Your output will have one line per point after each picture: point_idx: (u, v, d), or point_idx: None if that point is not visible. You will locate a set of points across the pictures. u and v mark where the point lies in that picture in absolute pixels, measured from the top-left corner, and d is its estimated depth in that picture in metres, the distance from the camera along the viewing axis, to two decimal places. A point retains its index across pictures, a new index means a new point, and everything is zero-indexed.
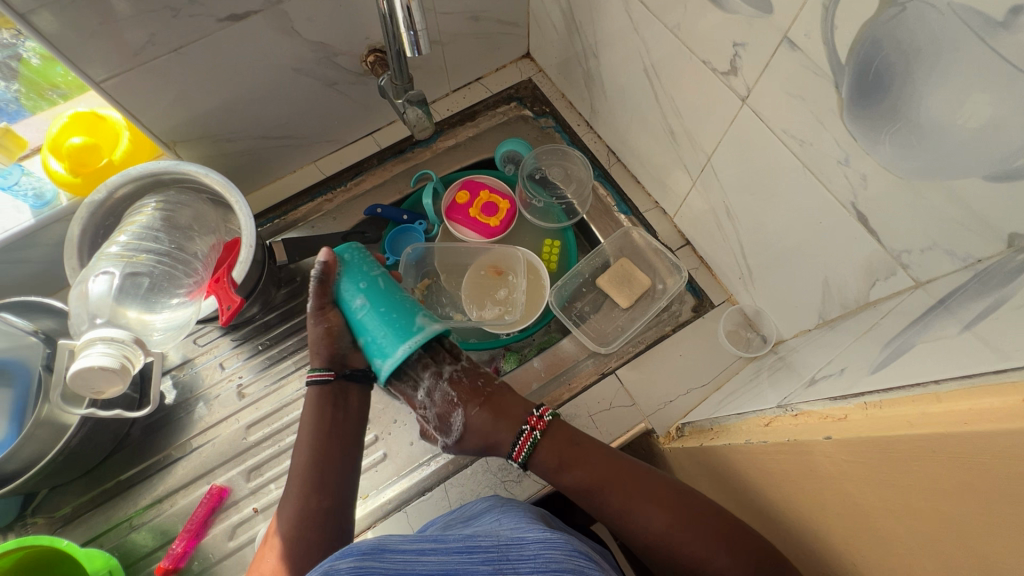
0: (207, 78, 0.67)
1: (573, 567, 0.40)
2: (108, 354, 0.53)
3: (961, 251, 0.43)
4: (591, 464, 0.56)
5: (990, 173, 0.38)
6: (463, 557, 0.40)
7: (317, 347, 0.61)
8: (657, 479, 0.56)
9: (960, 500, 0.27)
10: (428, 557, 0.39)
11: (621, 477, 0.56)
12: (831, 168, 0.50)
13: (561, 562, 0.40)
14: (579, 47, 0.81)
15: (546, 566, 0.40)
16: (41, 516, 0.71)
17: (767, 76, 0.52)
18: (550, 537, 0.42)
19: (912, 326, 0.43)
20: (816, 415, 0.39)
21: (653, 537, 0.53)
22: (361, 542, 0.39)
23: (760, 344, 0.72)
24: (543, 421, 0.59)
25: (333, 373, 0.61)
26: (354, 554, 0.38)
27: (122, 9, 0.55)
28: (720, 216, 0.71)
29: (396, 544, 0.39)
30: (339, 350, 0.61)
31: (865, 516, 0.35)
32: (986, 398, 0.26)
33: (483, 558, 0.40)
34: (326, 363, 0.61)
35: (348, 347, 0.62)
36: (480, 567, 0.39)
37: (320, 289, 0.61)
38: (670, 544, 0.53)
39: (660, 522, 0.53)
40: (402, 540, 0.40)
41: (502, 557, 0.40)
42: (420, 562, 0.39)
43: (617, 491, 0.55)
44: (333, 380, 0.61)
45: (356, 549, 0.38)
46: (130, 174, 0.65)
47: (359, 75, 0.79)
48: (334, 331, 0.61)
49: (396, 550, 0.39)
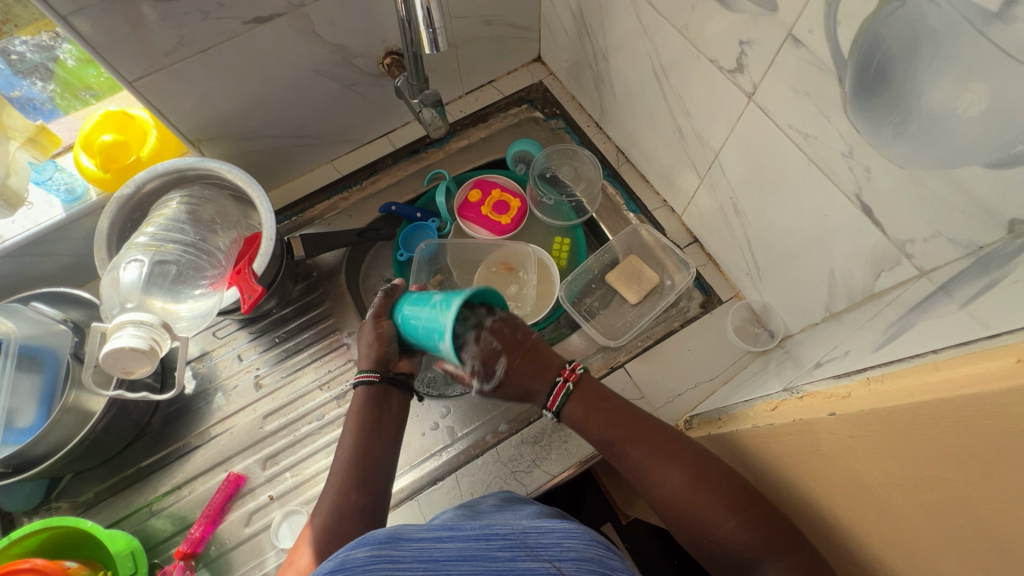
0: (232, 79, 0.70)
1: (593, 557, 0.39)
2: (137, 336, 0.55)
3: (964, 239, 0.44)
4: (622, 415, 0.57)
5: (989, 161, 0.39)
6: (481, 544, 0.38)
7: (368, 350, 0.64)
8: (686, 441, 0.55)
9: (961, 465, 0.28)
10: (446, 544, 0.38)
11: (649, 433, 0.56)
12: (836, 161, 0.52)
13: (582, 551, 0.39)
14: (589, 50, 0.84)
15: (568, 553, 0.38)
16: (65, 501, 0.74)
17: (773, 72, 0.53)
18: (569, 527, 0.41)
19: (913, 312, 0.44)
20: (820, 394, 0.40)
21: (668, 495, 0.53)
22: (377, 531, 0.37)
23: (767, 339, 0.73)
24: (575, 374, 0.59)
25: (377, 373, 0.64)
26: (370, 543, 0.36)
27: (156, 12, 0.58)
28: (727, 213, 0.73)
29: (412, 533, 0.38)
30: (387, 355, 0.64)
31: (870, 491, 0.36)
32: (981, 362, 0.27)
33: (502, 545, 0.38)
34: (373, 365, 0.64)
35: (396, 353, 0.65)
36: (499, 553, 0.38)
37: (383, 299, 0.66)
38: (688, 502, 0.52)
39: (680, 480, 0.52)
40: (419, 530, 0.39)
41: (522, 544, 0.39)
42: (437, 549, 0.37)
43: (644, 446, 0.55)
44: (377, 381, 0.63)
45: (372, 539, 0.37)
46: (157, 169, 0.68)
47: (376, 77, 0.82)
48: (384, 336, 0.64)
49: (413, 539, 0.38)
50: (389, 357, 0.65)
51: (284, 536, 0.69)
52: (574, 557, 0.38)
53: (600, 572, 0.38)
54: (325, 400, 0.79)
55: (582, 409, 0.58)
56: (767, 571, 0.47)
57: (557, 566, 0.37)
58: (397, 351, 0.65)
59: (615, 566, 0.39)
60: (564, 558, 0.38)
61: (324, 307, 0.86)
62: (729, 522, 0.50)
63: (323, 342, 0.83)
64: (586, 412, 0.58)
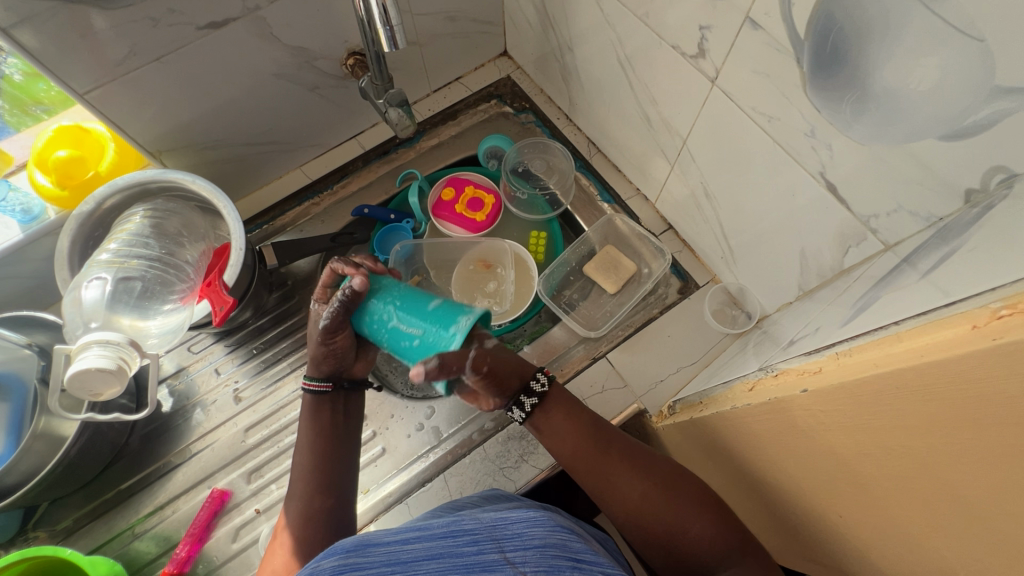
0: (189, 87, 0.68)
1: (556, 542, 0.39)
2: (104, 355, 0.54)
3: (924, 211, 0.45)
4: (590, 429, 0.58)
5: (943, 134, 0.40)
6: (448, 541, 0.38)
7: (319, 361, 0.60)
8: (648, 451, 0.58)
9: (928, 434, 0.29)
10: (413, 545, 0.37)
11: (615, 445, 0.58)
12: (800, 141, 0.52)
13: (545, 538, 0.39)
14: (555, 42, 0.83)
15: (532, 542, 0.38)
16: (43, 530, 0.71)
17: (733, 55, 0.54)
18: (534, 515, 0.40)
19: (878, 285, 0.45)
20: (793, 371, 0.41)
21: (638, 506, 0.55)
22: (344, 540, 0.37)
23: (745, 321, 0.74)
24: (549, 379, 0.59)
25: (330, 383, 0.62)
26: (337, 552, 0.36)
27: (103, 21, 0.57)
28: (699, 198, 0.73)
29: (379, 537, 0.38)
30: (342, 367, 0.61)
31: (844, 464, 0.37)
32: (942, 331, 0.28)
33: (468, 540, 0.38)
34: (323, 375, 0.61)
35: (350, 362, 0.61)
36: (465, 549, 0.37)
37: (339, 314, 0.55)
38: (656, 510, 0.54)
39: (649, 489, 0.55)
40: (385, 533, 0.38)
41: (489, 536, 0.38)
42: (404, 551, 0.37)
43: (613, 459, 0.56)
44: (329, 391, 0.62)
45: (340, 548, 0.36)
46: (118, 184, 0.66)
47: (340, 79, 0.80)
48: (337, 351, 0.59)
49: (381, 544, 0.37)
50: (342, 367, 0.61)
51: None
52: (537, 545, 0.38)
53: (563, 556, 0.38)
54: None
55: (552, 423, 0.58)
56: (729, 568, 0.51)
57: (521, 557, 0.37)
58: (350, 360, 0.61)
59: (578, 549, 0.39)
60: (527, 547, 0.38)
61: (302, 314, 0.84)
62: (696, 526, 0.53)
63: (302, 351, 0.82)
64: (554, 426, 0.58)
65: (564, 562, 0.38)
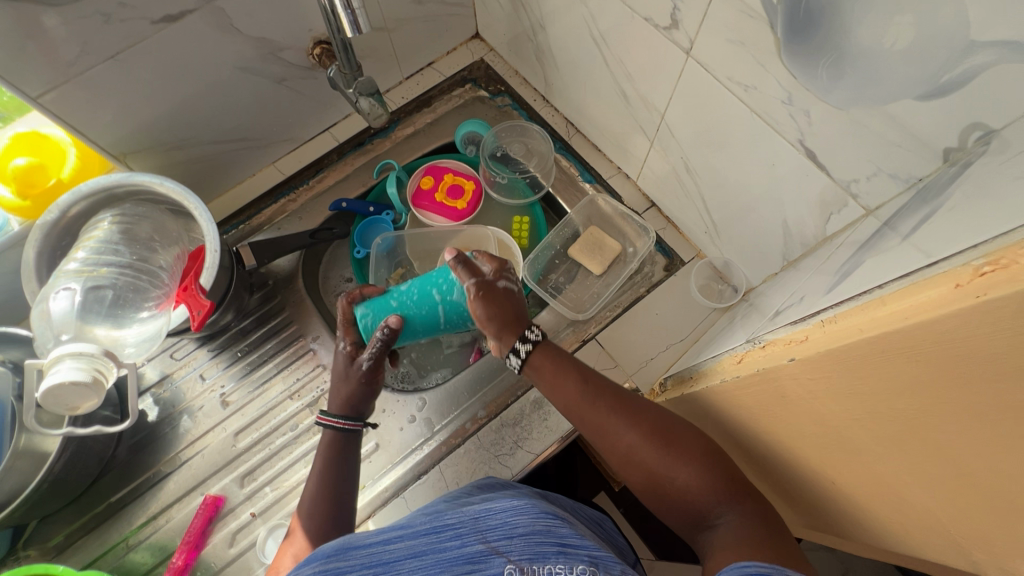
0: (149, 86, 0.66)
1: (542, 529, 0.38)
2: (78, 368, 0.52)
3: (903, 173, 0.45)
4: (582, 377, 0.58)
5: (920, 93, 0.39)
6: (431, 538, 0.38)
7: (350, 398, 0.62)
8: (650, 403, 0.56)
9: (914, 395, 0.29)
10: (395, 544, 0.38)
11: (609, 394, 0.57)
12: (777, 109, 0.52)
13: (531, 524, 0.38)
14: (526, 22, 0.81)
15: (516, 530, 0.38)
16: (34, 548, 0.70)
17: (706, 25, 0.53)
18: (518, 503, 0.40)
19: (862, 250, 0.45)
20: (780, 342, 0.40)
21: (628, 450, 0.53)
22: (326, 545, 0.38)
23: (732, 294, 0.74)
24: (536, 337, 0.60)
25: (362, 423, 0.62)
26: (319, 558, 0.37)
27: (53, 19, 0.54)
28: (681, 173, 0.72)
29: (361, 539, 0.39)
30: (372, 406, 0.64)
31: (834, 429, 0.37)
32: (923, 293, 0.27)
33: (451, 534, 0.38)
34: (355, 413, 0.62)
35: (376, 402, 0.64)
36: (449, 543, 0.38)
37: (382, 347, 0.60)
38: (645, 456, 0.53)
39: (640, 436, 0.53)
40: (370, 534, 0.39)
41: (472, 529, 0.38)
42: (387, 551, 0.38)
43: (604, 407, 0.56)
44: (359, 430, 0.62)
45: (320, 554, 0.38)
46: (81, 190, 0.64)
47: (307, 70, 0.78)
48: (369, 385, 0.63)
49: (362, 545, 0.38)
50: (371, 405, 0.64)
51: (271, 552, 0.67)
52: (522, 533, 0.38)
53: (548, 542, 0.38)
54: (297, 409, 0.77)
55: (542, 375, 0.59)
56: (721, 516, 0.48)
57: (507, 546, 0.38)
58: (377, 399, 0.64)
59: (565, 534, 0.38)
60: (512, 535, 0.38)
61: (285, 314, 0.83)
62: (685, 472, 0.51)
63: (288, 351, 0.81)
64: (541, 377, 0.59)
65: (550, 548, 0.37)
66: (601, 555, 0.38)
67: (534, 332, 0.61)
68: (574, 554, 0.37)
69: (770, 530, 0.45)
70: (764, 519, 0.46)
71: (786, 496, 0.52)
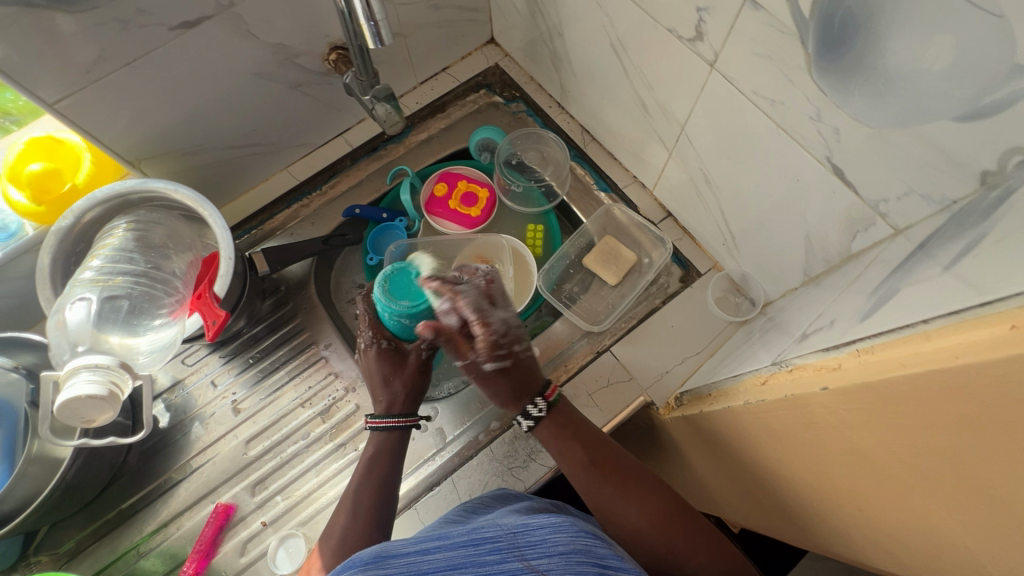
0: (165, 93, 0.65)
1: (581, 548, 0.37)
2: (94, 381, 0.52)
3: (936, 194, 0.44)
4: (596, 449, 0.58)
5: (957, 115, 0.38)
6: (469, 550, 0.38)
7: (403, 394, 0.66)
8: (656, 482, 0.57)
9: (957, 435, 0.28)
10: (433, 555, 0.38)
11: (619, 468, 0.57)
12: (805, 125, 0.51)
13: (570, 542, 0.38)
14: (544, 28, 0.80)
15: (556, 548, 0.37)
16: (45, 554, 0.69)
17: (733, 38, 0.52)
18: (557, 519, 0.39)
19: (896, 273, 0.44)
20: (810, 368, 0.40)
21: (637, 531, 0.53)
22: (363, 552, 0.38)
23: (749, 308, 0.73)
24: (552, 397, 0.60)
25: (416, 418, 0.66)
26: (357, 564, 0.37)
27: (69, 25, 0.53)
28: (700, 184, 0.71)
29: (398, 548, 0.38)
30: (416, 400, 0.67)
31: (866, 459, 0.36)
32: (973, 331, 0.27)
33: (490, 548, 0.38)
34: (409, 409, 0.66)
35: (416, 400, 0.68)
36: (488, 557, 0.37)
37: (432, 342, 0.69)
38: (654, 537, 0.52)
39: (649, 518, 0.53)
40: (406, 543, 0.39)
41: (510, 544, 0.38)
42: (425, 561, 0.37)
43: (616, 483, 0.56)
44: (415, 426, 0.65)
45: (359, 560, 0.37)
46: (97, 197, 0.63)
47: (323, 75, 0.77)
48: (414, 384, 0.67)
49: (400, 554, 0.38)
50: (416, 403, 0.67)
51: (282, 561, 0.67)
52: (562, 551, 0.37)
53: (587, 563, 0.37)
54: (309, 418, 0.76)
55: (556, 445, 0.59)
56: None
57: (546, 564, 0.37)
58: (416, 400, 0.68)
59: (604, 555, 0.37)
60: (552, 553, 0.37)
61: (297, 321, 0.83)
62: (692, 554, 0.51)
63: (300, 358, 0.80)
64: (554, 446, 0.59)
65: (590, 568, 0.37)
66: None
67: (549, 396, 0.59)
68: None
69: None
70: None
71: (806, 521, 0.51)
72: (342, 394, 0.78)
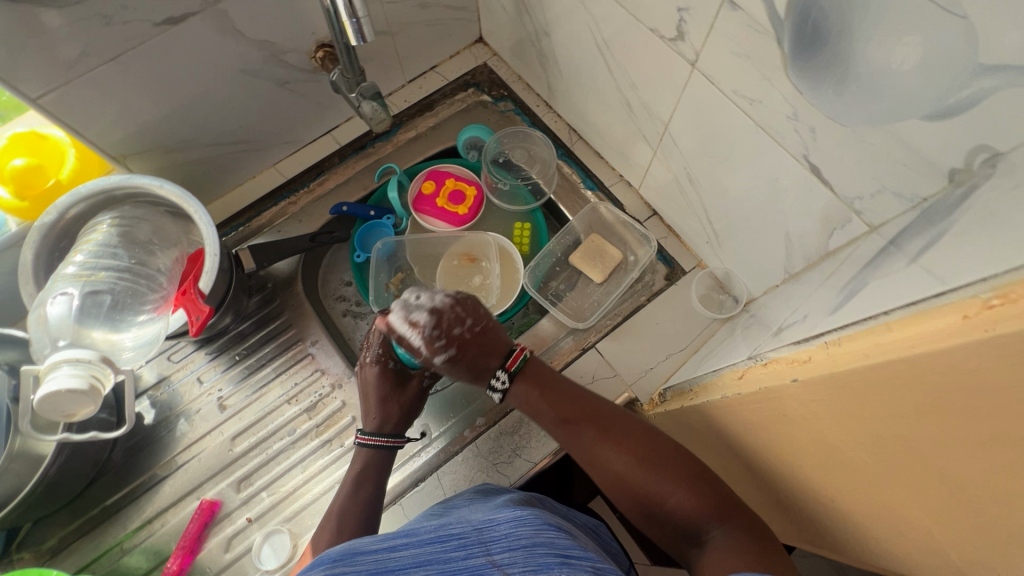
0: (150, 89, 0.65)
1: (543, 540, 0.38)
2: (75, 375, 0.52)
3: (908, 192, 0.45)
4: (572, 401, 0.59)
5: (926, 114, 0.39)
6: (436, 547, 0.38)
7: (395, 414, 0.68)
8: (636, 423, 0.57)
9: (917, 424, 0.29)
10: (400, 552, 0.38)
11: (595, 415, 0.58)
12: (782, 124, 0.51)
13: (532, 536, 0.38)
14: (531, 28, 0.81)
15: (518, 542, 0.38)
16: (27, 551, 0.69)
17: (712, 38, 0.52)
18: (521, 514, 0.40)
19: (867, 268, 0.45)
20: (783, 360, 0.41)
21: (616, 477, 0.55)
22: (331, 550, 0.37)
23: (732, 305, 0.74)
24: (517, 363, 0.61)
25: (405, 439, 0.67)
26: (325, 562, 0.36)
27: (51, 20, 0.53)
28: (683, 183, 0.72)
29: (367, 545, 0.38)
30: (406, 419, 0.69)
31: (834, 450, 0.37)
32: (930, 321, 0.27)
33: (456, 545, 0.38)
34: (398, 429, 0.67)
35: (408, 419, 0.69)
36: (454, 553, 0.38)
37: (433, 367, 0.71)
38: (634, 482, 0.54)
39: (629, 460, 0.54)
40: (374, 540, 0.39)
41: (476, 539, 0.39)
42: (392, 559, 0.37)
43: (591, 430, 0.57)
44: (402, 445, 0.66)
45: (326, 558, 0.36)
46: (81, 192, 0.63)
47: (310, 73, 0.77)
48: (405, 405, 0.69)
49: (367, 551, 0.37)
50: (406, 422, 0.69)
51: (266, 557, 0.67)
52: (524, 545, 0.38)
53: (549, 554, 0.37)
54: (295, 414, 0.77)
55: (531, 400, 0.60)
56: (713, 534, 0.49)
57: (508, 557, 0.37)
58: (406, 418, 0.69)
59: (566, 545, 0.38)
60: (513, 548, 0.38)
61: (284, 317, 0.83)
62: (674, 494, 0.52)
63: (286, 355, 0.81)
64: (531, 398, 0.60)
65: (552, 559, 0.37)
66: (603, 566, 0.37)
67: (511, 365, 0.61)
68: (577, 565, 0.37)
69: (760, 538, 0.47)
70: (754, 531, 0.48)
71: (784, 513, 0.52)
72: (329, 390, 0.78)
